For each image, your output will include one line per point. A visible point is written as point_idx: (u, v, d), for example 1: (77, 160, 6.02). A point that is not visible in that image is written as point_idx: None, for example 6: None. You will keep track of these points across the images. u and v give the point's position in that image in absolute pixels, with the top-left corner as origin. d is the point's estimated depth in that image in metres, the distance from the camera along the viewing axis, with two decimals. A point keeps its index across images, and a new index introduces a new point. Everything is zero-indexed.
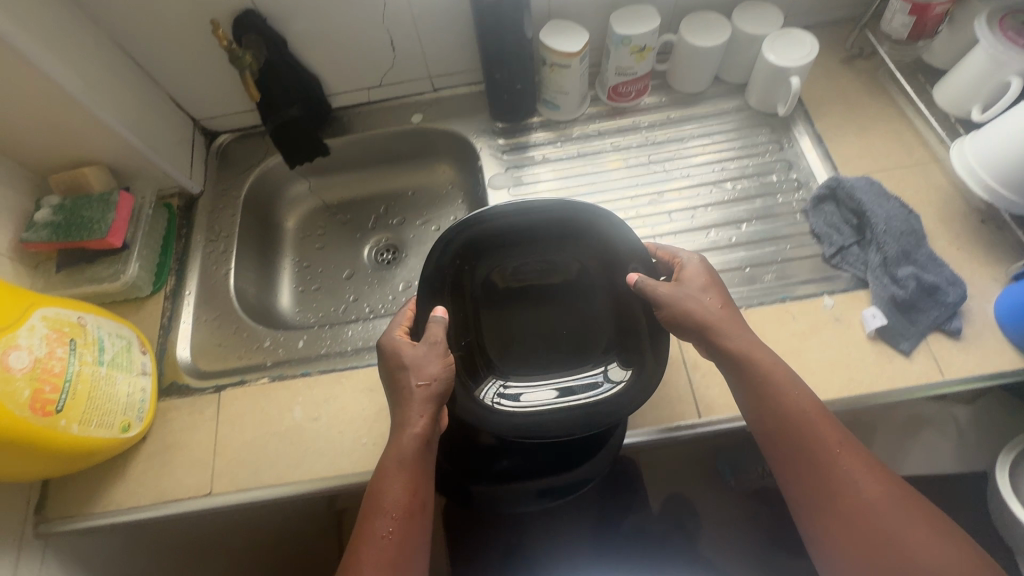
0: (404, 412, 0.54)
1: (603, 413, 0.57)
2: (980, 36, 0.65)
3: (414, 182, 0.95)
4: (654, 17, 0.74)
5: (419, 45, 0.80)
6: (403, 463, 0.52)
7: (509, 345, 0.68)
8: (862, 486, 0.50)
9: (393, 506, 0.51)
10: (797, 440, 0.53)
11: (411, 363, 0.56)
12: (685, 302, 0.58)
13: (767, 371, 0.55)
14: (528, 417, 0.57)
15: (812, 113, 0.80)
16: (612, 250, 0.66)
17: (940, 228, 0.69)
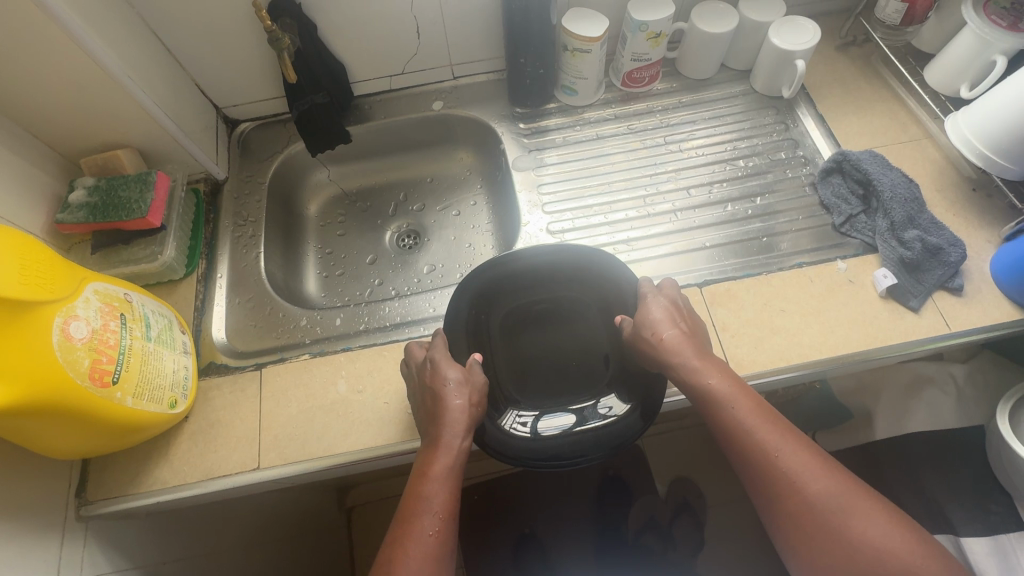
0: (452, 422, 0.55)
1: (605, 442, 0.59)
2: (969, 20, 0.71)
3: (433, 170, 0.98)
4: (668, 4, 0.78)
5: (444, 33, 0.83)
6: (451, 468, 0.53)
7: (523, 376, 0.68)
8: (813, 489, 0.50)
9: (440, 506, 0.51)
10: (745, 451, 0.53)
11: (457, 383, 0.57)
12: (644, 339, 0.60)
13: (709, 388, 0.55)
14: (543, 442, 0.59)
15: (813, 96, 0.86)
16: (612, 295, 0.70)
17: (937, 197, 0.75)
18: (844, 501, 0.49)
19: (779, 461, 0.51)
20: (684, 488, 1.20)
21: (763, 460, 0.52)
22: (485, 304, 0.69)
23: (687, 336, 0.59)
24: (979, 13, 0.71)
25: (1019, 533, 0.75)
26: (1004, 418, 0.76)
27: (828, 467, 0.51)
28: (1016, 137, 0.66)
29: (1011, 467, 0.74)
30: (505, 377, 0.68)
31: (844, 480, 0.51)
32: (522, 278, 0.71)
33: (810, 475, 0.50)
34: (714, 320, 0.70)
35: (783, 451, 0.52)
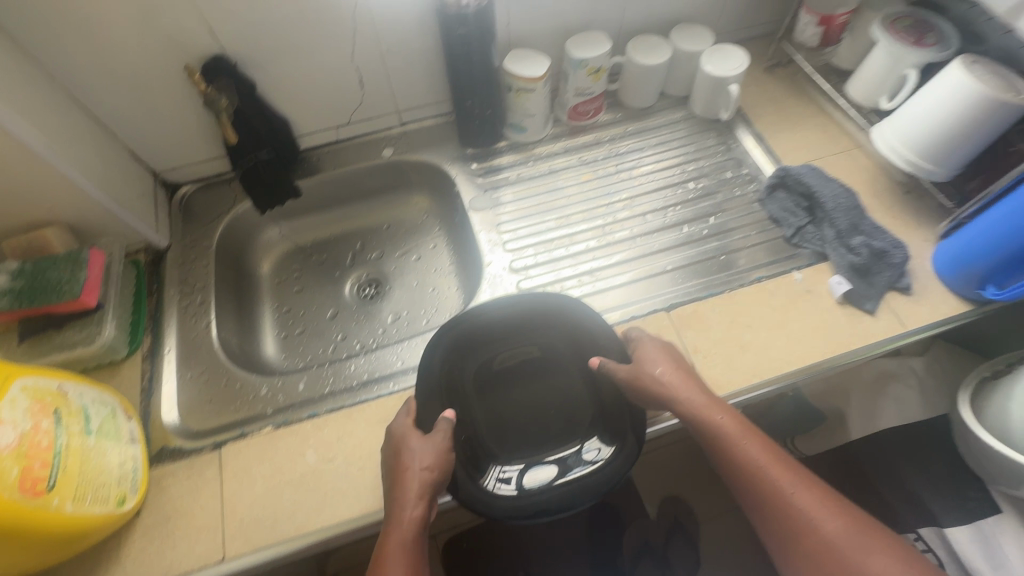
0: (405, 492, 0.54)
1: (592, 490, 0.57)
2: (878, 38, 0.77)
3: (389, 216, 0.96)
4: (604, 42, 0.82)
5: (387, 81, 0.82)
6: (405, 542, 0.52)
7: (502, 429, 0.66)
8: (824, 527, 0.51)
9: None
10: (755, 489, 0.54)
11: (412, 450, 0.57)
12: (642, 377, 0.60)
13: (714, 425, 0.56)
14: (528, 497, 0.57)
15: (750, 117, 0.90)
16: (583, 338, 0.68)
17: (875, 202, 0.79)
18: (856, 538, 0.50)
19: (789, 499, 0.52)
20: (675, 508, 1.20)
21: (773, 498, 0.53)
22: (453, 360, 0.67)
23: (689, 376, 0.60)
24: (887, 32, 0.77)
25: (997, 516, 0.77)
26: (966, 406, 0.78)
27: (835, 504, 0.52)
28: (938, 142, 0.70)
29: (979, 452, 0.77)
30: (484, 432, 0.65)
31: (851, 516, 0.52)
32: (487, 332, 0.69)
33: (820, 512, 0.51)
34: (685, 342, 0.70)
35: (791, 488, 0.53)
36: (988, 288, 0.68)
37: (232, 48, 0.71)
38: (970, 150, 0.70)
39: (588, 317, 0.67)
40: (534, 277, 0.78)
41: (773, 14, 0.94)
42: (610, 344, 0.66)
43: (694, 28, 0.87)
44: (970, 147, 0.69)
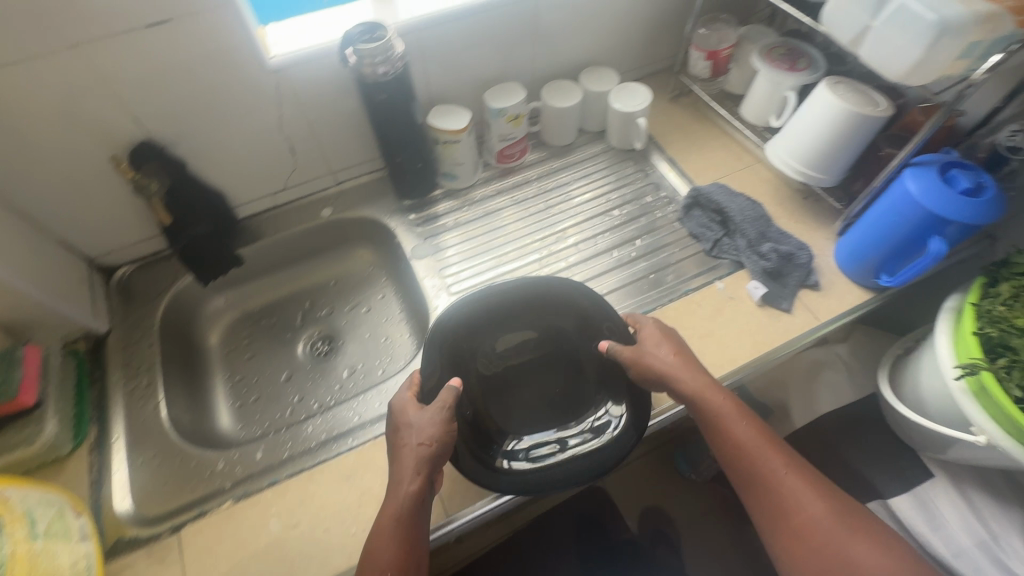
0: (402, 469, 0.57)
1: (604, 459, 0.62)
2: (759, 68, 0.86)
3: (335, 272, 0.98)
4: (518, 91, 0.88)
5: (318, 147, 0.85)
6: (396, 521, 0.55)
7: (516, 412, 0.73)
8: (805, 509, 0.58)
9: (385, 560, 0.53)
10: (746, 467, 0.61)
11: (412, 427, 0.60)
12: (645, 358, 0.65)
13: (713, 407, 0.62)
14: (538, 473, 0.62)
15: (662, 144, 0.98)
16: (590, 318, 0.72)
17: (779, 210, 0.88)
18: (833, 522, 0.58)
19: (776, 482, 0.60)
20: (657, 518, 1.24)
21: (767, 479, 0.60)
22: (462, 348, 0.72)
23: (691, 360, 0.66)
24: (764, 61, 0.86)
25: (931, 481, 0.83)
26: (886, 382, 0.86)
27: (817, 491, 0.60)
28: (819, 154, 0.79)
29: (904, 424, 0.84)
30: (500, 413, 0.73)
31: (831, 502, 0.59)
32: (486, 320, 0.73)
33: (804, 497, 0.59)
34: None
35: (779, 472, 0.60)
36: (882, 277, 0.75)
37: (159, 133, 0.72)
38: (849, 157, 0.78)
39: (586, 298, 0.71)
40: None
41: (669, 50, 1.03)
42: (612, 325, 0.70)
43: (600, 71, 0.96)
44: (849, 155, 0.78)
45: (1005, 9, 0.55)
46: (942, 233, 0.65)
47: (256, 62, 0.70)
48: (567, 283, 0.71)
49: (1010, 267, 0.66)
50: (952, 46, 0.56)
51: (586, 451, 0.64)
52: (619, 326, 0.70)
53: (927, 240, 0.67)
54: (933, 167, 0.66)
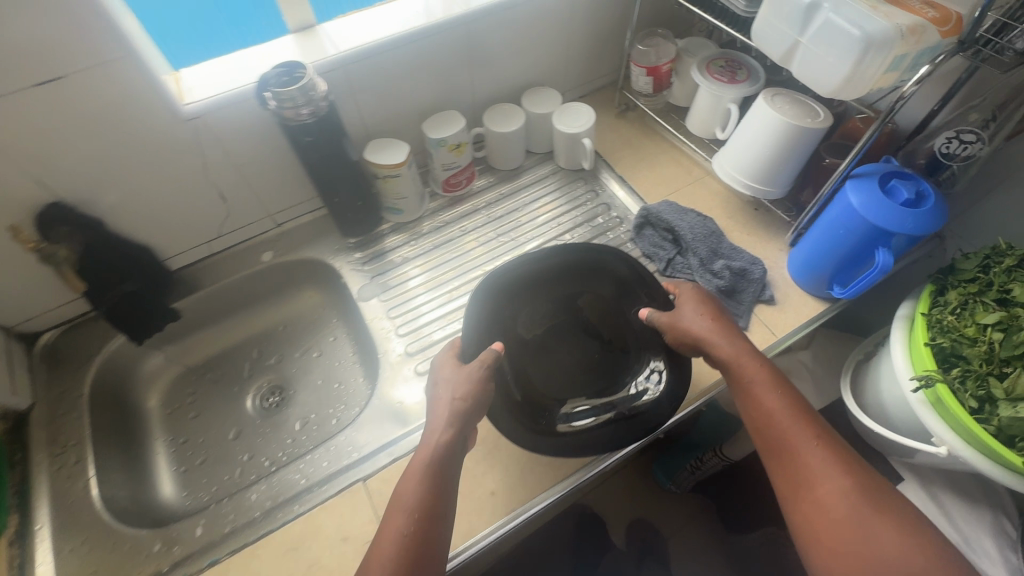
0: (438, 418, 0.62)
1: (639, 421, 0.66)
2: (699, 82, 0.85)
3: (283, 316, 0.94)
4: (458, 119, 0.86)
5: (251, 190, 0.81)
6: (426, 464, 0.58)
7: (566, 377, 0.75)
8: (831, 487, 0.56)
9: (411, 499, 0.56)
10: (774, 437, 0.61)
11: (449, 382, 0.65)
12: (676, 320, 0.70)
13: (747, 373, 0.64)
14: (576, 436, 0.65)
15: (610, 162, 0.96)
16: (626, 282, 0.76)
17: (731, 224, 0.87)
18: (861, 506, 0.54)
19: (805, 455, 0.58)
20: (643, 532, 1.21)
21: (792, 447, 0.59)
22: (503, 315, 0.76)
23: (728, 327, 0.68)
24: (704, 74, 0.85)
25: (901, 487, 0.83)
26: (848, 391, 0.85)
27: (850, 474, 0.56)
28: (764, 167, 0.77)
29: (870, 432, 0.83)
30: (551, 378, 0.75)
31: (863, 485, 0.56)
32: (521, 291, 0.78)
33: (834, 474, 0.57)
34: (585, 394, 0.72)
35: (808, 446, 0.59)
36: (835, 288, 0.74)
37: (67, 194, 0.68)
38: (794, 169, 0.77)
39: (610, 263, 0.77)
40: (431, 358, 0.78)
41: (612, 65, 1.02)
42: (647, 293, 0.74)
43: (541, 93, 0.94)
44: (793, 166, 0.77)
45: (926, 20, 0.55)
46: (887, 245, 0.65)
47: (169, 111, 0.66)
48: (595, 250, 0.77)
49: (956, 274, 0.66)
50: (880, 60, 0.55)
51: (626, 414, 0.68)
52: (653, 293, 0.74)
53: (873, 251, 0.66)
54: (874, 178, 0.65)
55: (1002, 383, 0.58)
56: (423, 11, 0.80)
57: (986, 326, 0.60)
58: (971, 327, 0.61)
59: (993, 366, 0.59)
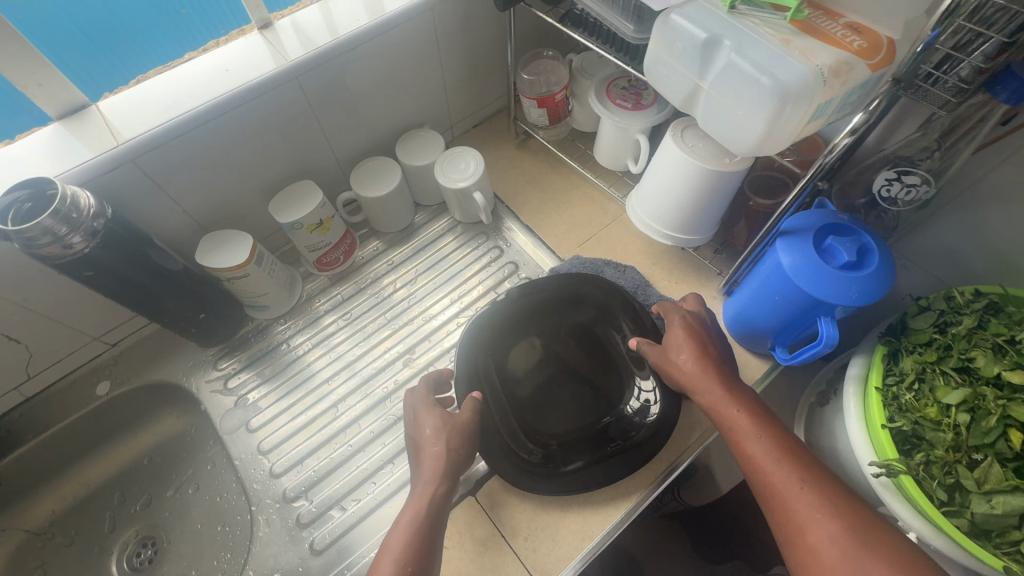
0: (424, 470, 0.56)
1: (633, 452, 0.61)
2: (600, 111, 0.70)
3: (145, 448, 0.76)
4: (314, 192, 0.69)
5: (56, 321, 0.63)
6: (418, 515, 0.52)
7: (551, 414, 0.66)
8: (823, 540, 0.45)
9: (399, 543, 0.50)
10: (760, 485, 0.50)
11: (431, 425, 0.58)
12: (661, 361, 0.60)
13: (724, 414, 0.54)
14: (571, 472, 0.60)
15: (512, 207, 0.82)
16: (612, 301, 0.69)
17: (657, 272, 0.75)
18: (861, 559, 0.43)
19: (792, 502, 0.47)
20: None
21: (782, 506, 0.48)
22: (493, 354, 0.68)
23: (713, 359, 0.58)
24: (605, 102, 0.70)
25: None
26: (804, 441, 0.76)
27: (845, 520, 0.45)
28: (682, 214, 0.65)
29: None
30: (534, 417, 0.65)
31: (865, 532, 0.44)
32: (500, 326, 0.69)
33: (824, 522, 0.45)
34: (502, 529, 0.59)
35: (795, 492, 0.47)
36: (777, 349, 0.63)
37: None
38: (718, 212, 0.65)
39: (595, 287, 0.70)
40: (315, 500, 0.64)
41: (501, 88, 0.87)
42: (630, 310, 0.68)
43: (420, 137, 0.78)
44: (715, 211, 0.64)
45: (851, 54, 0.42)
46: (830, 314, 0.54)
47: None
48: (583, 278, 0.71)
49: (910, 335, 0.57)
50: (800, 115, 0.42)
51: (621, 446, 0.61)
52: (637, 309, 0.68)
53: (815, 319, 0.55)
54: (808, 235, 0.54)
55: (972, 472, 0.49)
56: (237, 68, 0.61)
57: (950, 407, 0.50)
58: (933, 408, 0.51)
59: (960, 454, 0.49)
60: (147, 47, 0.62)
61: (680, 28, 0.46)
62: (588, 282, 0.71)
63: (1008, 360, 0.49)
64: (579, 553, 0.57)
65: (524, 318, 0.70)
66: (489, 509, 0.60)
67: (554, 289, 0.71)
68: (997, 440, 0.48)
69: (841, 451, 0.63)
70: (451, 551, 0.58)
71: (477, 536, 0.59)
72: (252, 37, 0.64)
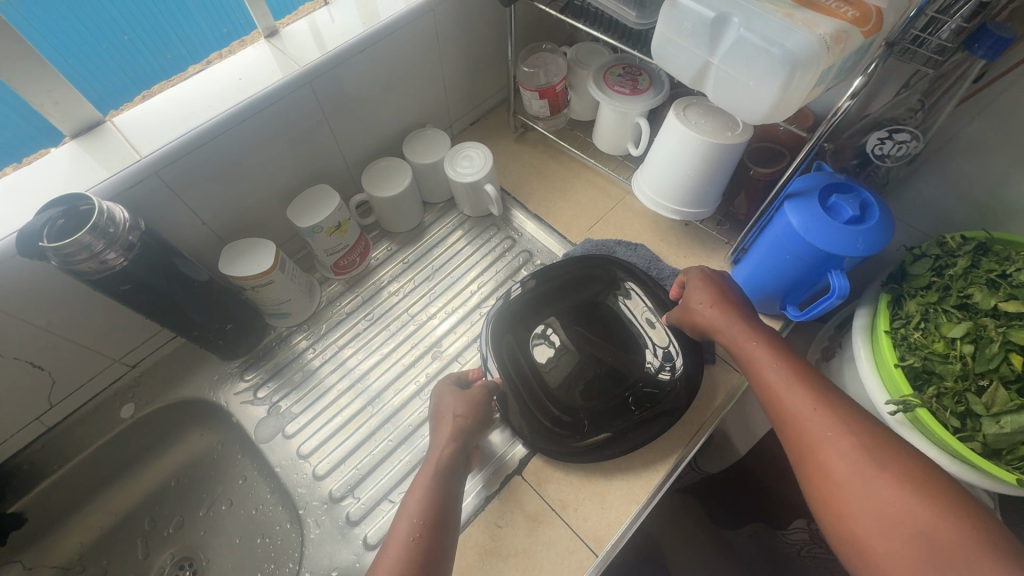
0: (439, 436, 0.59)
1: (662, 412, 0.64)
2: (600, 98, 0.73)
3: (172, 468, 0.75)
4: (331, 195, 0.70)
5: (79, 345, 0.62)
6: (431, 482, 0.54)
7: (581, 389, 0.68)
8: (832, 454, 0.47)
9: (417, 504, 0.52)
10: (777, 411, 0.53)
11: (449, 399, 0.62)
12: (685, 312, 0.64)
13: (746, 352, 0.57)
14: (606, 440, 0.62)
15: (519, 197, 0.84)
16: (625, 276, 0.73)
17: (665, 247, 0.78)
18: (866, 468, 0.46)
19: (807, 419, 0.50)
20: (645, 554, 0.96)
21: (796, 427, 0.51)
22: (520, 339, 0.70)
23: (733, 306, 0.61)
24: (605, 89, 0.73)
25: None
26: None
27: (856, 435, 0.48)
28: (689, 189, 0.68)
29: None
30: (565, 394, 0.68)
31: (865, 439, 0.47)
32: (523, 311, 0.72)
33: (834, 439, 0.48)
34: (551, 502, 0.61)
35: (808, 413, 0.50)
36: (788, 308, 0.67)
37: None
38: (722, 184, 0.68)
39: (609, 266, 0.73)
40: (362, 497, 0.64)
41: (497, 85, 0.90)
42: (645, 285, 0.71)
43: (426, 136, 0.80)
44: (720, 183, 0.68)
45: (847, 23, 0.46)
46: (839, 266, 0.58)
47: None
48: (598, 257, 0.73)
49: (911, 281, 0.62)
50: (808, 81, 0.46)
51: (649, 410, 0.64)
52: (652, 285, 0.71)
53: (826, 273, 0.59)
54: (813, 195, 0.58)
55: (981, 398, 0.53)
56: (249, 77, 0.62)
57: (955, 340, 0.55)
58: (940, 343, 0.56)
59: (969, 382, 0.54)
60: (86, 75, 0.58)
61: (688, 10, 0.50)
62: (602, 262, 0.74)
63: (1002, 293, 0.54)
64: (627, 516, 0.60)
65: (545, 302, 0.73)
66: (537, 485, 0.62)
67: (572, 270, 0.74)
68: (1001, 365, 0.52)
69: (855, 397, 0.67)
70: (505, 529, 0.60)
71: (527, 511, 0.61)
72: (260, 46, 0.65)
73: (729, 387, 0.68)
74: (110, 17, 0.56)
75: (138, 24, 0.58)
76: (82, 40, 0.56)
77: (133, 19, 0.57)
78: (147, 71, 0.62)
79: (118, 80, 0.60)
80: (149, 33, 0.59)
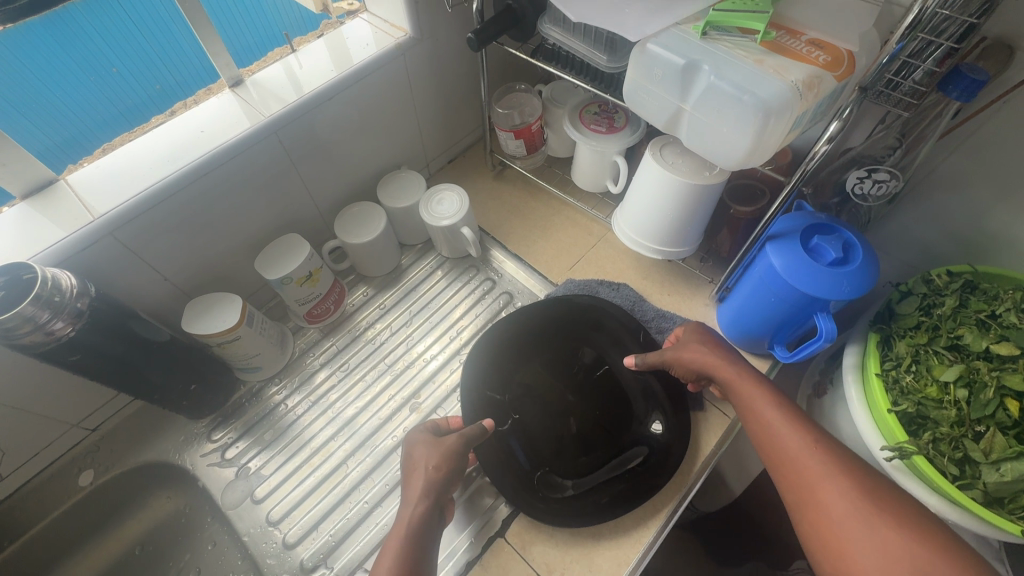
0: (409, 492, 0.55)
1: (648, 475, 0.60)
2: (576, 137, 0.72)
3: (135, 535, 0.70)
4: (302, 245, 0.68)
5: (32, 413, 0.59)
6: (403, 545, 0.50)
7: (564, 444, 0.65)
8: (834, 497, 0.45)
9: (387, 569, 0.48)
10: (772, 453, 0.50)
11: (424, 448, 0.57)
12: (672, 353, 0.62)
13: (738, 390, 0.55)
14: (591, 501, 0.59)
15: (499, 238, 0.82)
16: (609, 319, 0.70)
17: (647, 286, 0.76)
18: (870, 520, 0.43)
19: (804, 479, 0.47)
20: None
21: (793, 468, 0.48)
22: (500, 388, 0.67)
23: (723, 348, 0.59)
24: (580, 128, 0.72)
25: None
26: None
27: (852, 486, 0.45)
28: (670, 229, 0.67)
29: None
30: (549, 448, 0.64)
31: (862, 488, 0.45)
32: (504, 359, 0.69)
33: (834, 482, 0.45)
34: (536, 567, 0.58)
35: (807, 453, 0.48)
36: (776, 348, 0.65)
37: None
38: (702, 222, 0.67)
39: (592, 309, 0.71)
40: (336, 566, 0.61)
41: (473, 123, 0.89)
42: (629, 331, 0.69)
43: (402, 179, 0.78)
44: (700, 222, 0.66)
45: (820, 69, 0.45)
46: (825, 309, 0.56)
47: None
48: (581, 299, 0.71)
49: (899, 321, 0.60)
50: (782, 126, 0.44)
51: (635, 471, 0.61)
52: (637, 332, 0.69)
53: (812, 315, 0.57)
54: (795, 236, 0.56)
55: (978, 444, 0.51)
56: (211, 128, 0.60)
57: (948, 384, 0.53)
58: (933, 387, 0.54)
59: (965, 428, 0.52)
60: (74, 108, 0.55)
61: (657, 56, 0.49)
62: (585, 304, 0.72)
63: (993, 335, 0.53)
64: None
65: (526, 348, 0.70)
66: (522, 548, 0.59)
67: (555, 312, 0.72)
68: (996, 411, 0.50)
69: (847, 439, 0.64)
70: None
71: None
72: (225, 96, 0.63)
73: (718, 437, 0.65)
74: (96, 49, 0.53)
75: (125, 58, 0.56)
76: (68, 74, 0.53)
77: (121, 53, 0.55)
78: (135, 102, 0.59)
79: (105, 111, 0.58)
80: (138, 65, 0.57)
